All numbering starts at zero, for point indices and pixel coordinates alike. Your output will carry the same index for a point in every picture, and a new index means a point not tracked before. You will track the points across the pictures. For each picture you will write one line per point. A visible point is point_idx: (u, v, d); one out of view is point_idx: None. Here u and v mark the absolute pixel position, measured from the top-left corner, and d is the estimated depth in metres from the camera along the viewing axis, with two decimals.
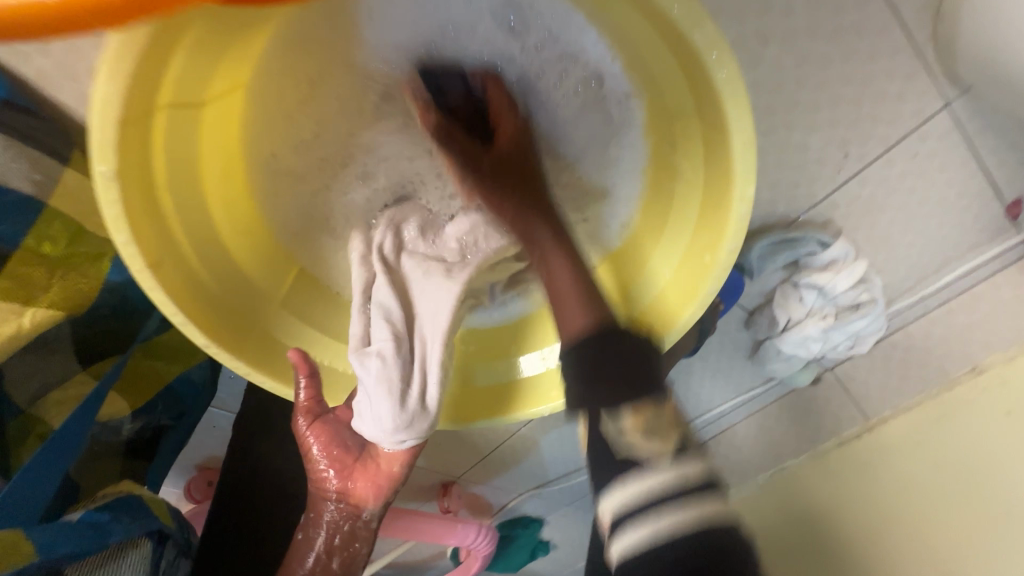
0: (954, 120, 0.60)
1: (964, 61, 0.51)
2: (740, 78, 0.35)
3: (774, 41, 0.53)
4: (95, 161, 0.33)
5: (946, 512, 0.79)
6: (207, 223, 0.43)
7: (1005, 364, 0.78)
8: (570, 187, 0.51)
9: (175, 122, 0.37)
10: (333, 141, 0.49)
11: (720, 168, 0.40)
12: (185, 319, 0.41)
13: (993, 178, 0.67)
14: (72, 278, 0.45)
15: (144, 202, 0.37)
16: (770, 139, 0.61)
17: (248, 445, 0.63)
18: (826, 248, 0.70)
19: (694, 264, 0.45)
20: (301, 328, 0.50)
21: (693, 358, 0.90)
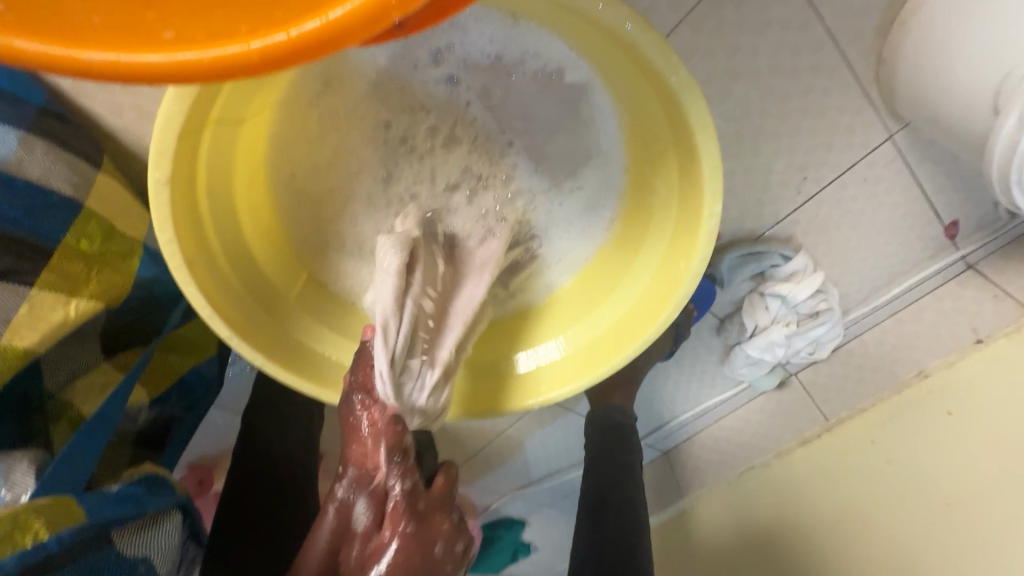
0: (896, 150, 0.68)
1: (901, 100, 0.59)
2: (708, 113, 0.41)
3: (741, 77, 0.60)
4: (152, 169, 0.37)
5: (894, 507, 0.84)
6: (235, 228, 0.48)
7: (947, 370, 0.85)
8: (553, 181, 0.55)
9: (220, 138, 0.42)
10: (341, 164, 0.53)
11: (693, 189, 0.46)
12: (213, 313, 0.45)
13: (933, 201, 0.75)
14: (108, 273, 0.49)
15: (188, 207, 0.41)
16: (738, 162, 0.68)
17: (252, 436, 0.67)
18: (788, 261, 0.78)
19: (670, 272, 0.51)
20: (313, 325, 0.55)
21: (669, 362, 0.97)
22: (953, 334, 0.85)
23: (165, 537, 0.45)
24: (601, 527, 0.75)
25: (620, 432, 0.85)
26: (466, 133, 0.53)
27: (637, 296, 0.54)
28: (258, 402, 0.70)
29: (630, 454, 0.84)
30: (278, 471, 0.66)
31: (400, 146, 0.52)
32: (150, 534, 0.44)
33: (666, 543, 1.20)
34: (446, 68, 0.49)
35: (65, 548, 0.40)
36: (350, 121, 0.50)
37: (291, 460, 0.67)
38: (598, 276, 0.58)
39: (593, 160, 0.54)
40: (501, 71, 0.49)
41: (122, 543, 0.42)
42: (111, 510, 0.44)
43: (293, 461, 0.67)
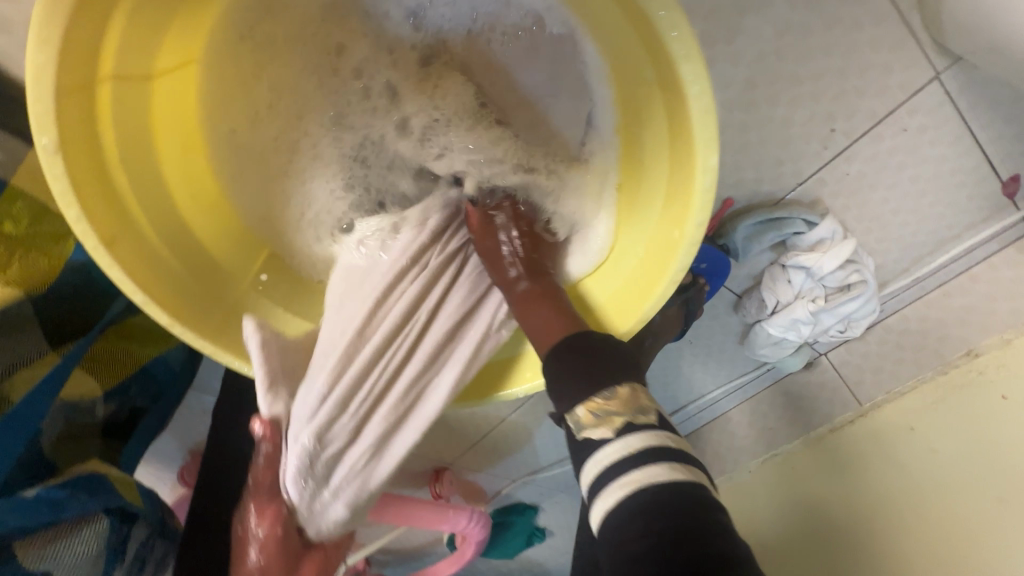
0: (944, 92, 0.58)
1: (950, 28, 0.49)
2: (693, 37, 0.34)
3: (751, 11, 0.51)
4: (35, 134, 0.32)
5: (937, 495, 0.76)
6: (166, 201, 0.43)
7: (1001, 349, 0.76)
8: (534, 124, 0.52)
9: (125, 95, 0.37)
10: (284, 122, 0.51)
11: (684, 135, 0.38)
12: (146, 297, 0.40)
13: (989, 153, 0.64)
14: (36, 257, 0.45)
15: (95, 177, 0.36)
16: (753, 114, 0.59)
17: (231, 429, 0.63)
18: (813, 227, 0.68)
19: (664, 240, 0.43)
20: (270, 309, 0.49)
21: (682, 343, 0.89)
22: (1010, 309, 0.75)
23: (82, 547, 0.44)
24: None
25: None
26: (427, 90, 0.54)
27: (622, 278, 0.47)
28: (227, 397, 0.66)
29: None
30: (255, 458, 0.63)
31: (357, 99, 0.53)
32: (61, 546, 0.44)
33: None
34: (420, 29, 0.52)
35: None
36: (302, 80, 0.51)
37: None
38: (588, 247, 0.51)
39: (564, 118, 0.50)
40: (463, 32, 0.51)
41: (28, 558, 0.42)
42: (15, 518, 0.42)
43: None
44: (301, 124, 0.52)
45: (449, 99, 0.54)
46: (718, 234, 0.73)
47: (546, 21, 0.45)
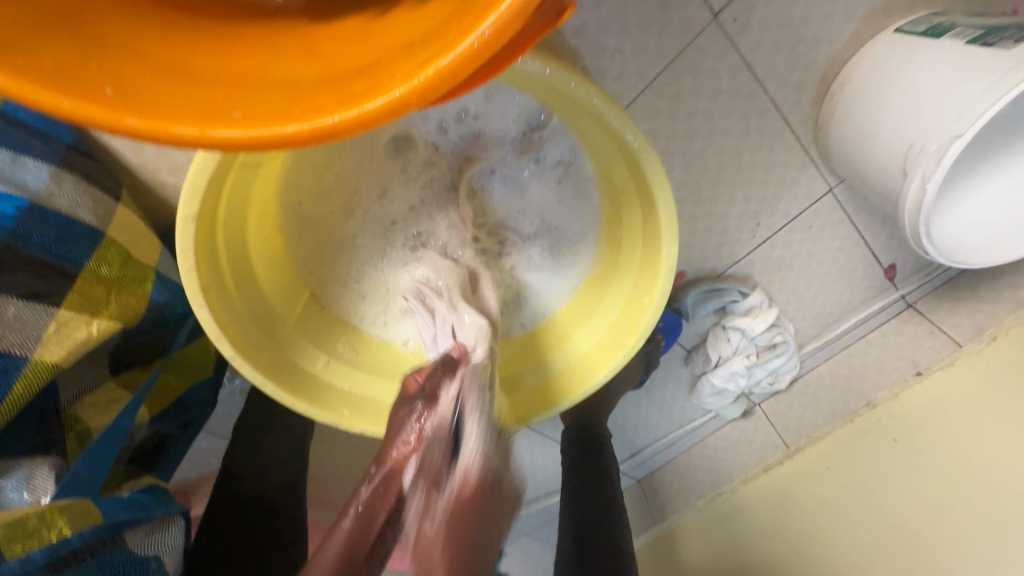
0: (837, 201, 0.77)
1: (836, 159, 0.67)
2: (664, 171, 0.48)
3: (698, 136, 0.69)
4: (183, 206, 0.42)
5: (842, 525, 0.90)
6: (245, 259, 0.53)
7: (892, 401, 0.93)
8: (545, 206, 0.60)
9: (238, 181, 0.47)
10: (348, 191, 0.58)
11: (654, 234, 0.53)
12: (220, 335, 0.50)
13: (873, 247, 0.84)
14: (124, 296, 0.53)
15: (205, 241, 0.46)
16: (699, 208, 0.76)
17: (262, 462, 0.73)
18: (746, 297, 0.85)
19: (636, 305, 0.57)
20: (309, 348, 0.60)
21: (640, 391, 1.02)
22: (897, 368, 0.93)
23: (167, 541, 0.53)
24: (587, 525, 0.76)
25: (597, 440, 0.87)
26: (446, 194, 0.61)
27: (604, 331, 0.61)
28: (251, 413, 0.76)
29: (606, 460, 0.86)
30: (275, 476, 0.73)
31: (405, 172, 0.59)
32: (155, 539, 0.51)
33: (653, 560, 1.19)
34: (452, 136, 0.58)
35: (87, 543, 0.46)
36: (362, 158, 0.57)
37: (286, 468, 0.74)
38: (583, 298, 0.64)
39: (566, 221, 0.61)
40: (494, 144, 0.57)
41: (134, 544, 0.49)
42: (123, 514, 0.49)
43: (285, 466, 0.74)
44: (364, 193, 0.59)
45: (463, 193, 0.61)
46: (673, 299, 0.88)
47: (567, 154, 0.56)
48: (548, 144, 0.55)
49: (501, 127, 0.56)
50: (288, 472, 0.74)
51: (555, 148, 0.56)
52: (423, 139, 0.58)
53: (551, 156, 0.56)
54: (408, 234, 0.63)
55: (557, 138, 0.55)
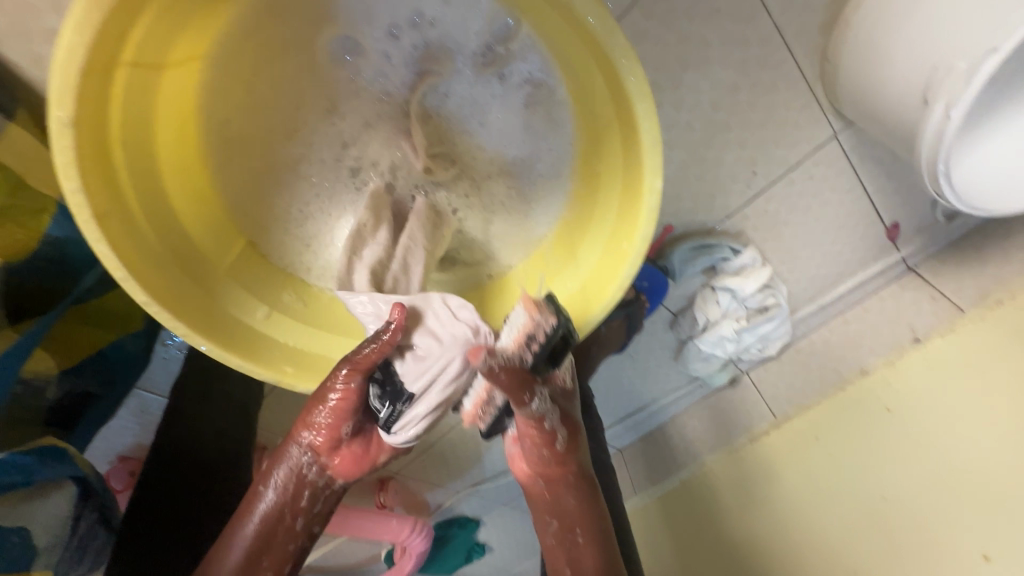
0: (841, 148, 0.70)
1: (844, 95, 0.59)
2: (647, 83, 0.40)
3: (691, 67, 0.61)
4: (53, 106, 0.34)
5: (834, 499, 0.87)
6: (158, 186, 0.45)
7: (889, 368, 0.87)
8: (510, 134, 0.54)
9: (135, 81, 0.40)
10: (283, 111, 0.51)
11: (635, 164, 0.45)
12: (127, 276, 0.42)
13: (876, 202, 0.78)
14: (11, 229, 0.45)
15: (96, 151, 0.39)
16: (690, 153, 0.69)
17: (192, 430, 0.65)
18: (737, 255, 0.79)
19: (615, 252, 0.50)
20: (244, 297, 0.52)
21: (623, 357, 0.97)
22: (894, 334, 0.88)
23: (53, 509, 0.46)
24: None
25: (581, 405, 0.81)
26: (400, 122, 0.54)
27: (578, 285, 0.53)
28: (191, 375, 0.68)
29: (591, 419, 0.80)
30: (213, 452, 0.65)
31: (349, 91, 0.52)
32: (31, 508, 0.44)
33: (642, 527, 1.17)
34: (404, 46, 0.50)
35: None
36: (300, 72, 0.50)
37: (225, 439, 0.67)
38: (557, 246, 0.56)
39: (537, 155, 0.54)
40: (449, 56, 0.50)
41: (3, 510, 0.42)
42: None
43: (224, 438, 0.67)
44: (303, 115, 0.52)
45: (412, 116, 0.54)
46: (659, 256, 0.81)
47: (537, 71, 0.49)
48: (514, 59, 0.48)
49: (461, 37, 0.48)
50: (228, 446, 0.67)
51: (523, 65, 0.48)
52: (371, 48, 0.50)
53: (518, 74, 0.49)
54: (354, 164, 0.56)
55: (527, 54, 0.48)
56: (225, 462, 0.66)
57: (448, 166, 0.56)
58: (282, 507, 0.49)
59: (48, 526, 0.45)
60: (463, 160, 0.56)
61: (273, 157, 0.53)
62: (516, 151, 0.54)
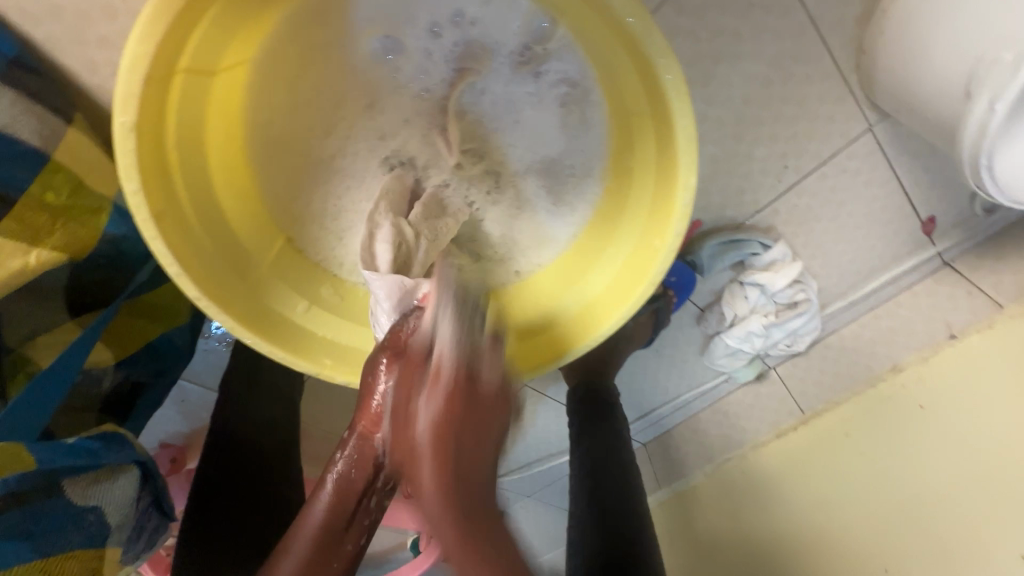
0: (876, 141, 0.69)
1: (881, 88, 0.59)
2: (684, 82, 0.41)
3: (723, 61, 0.60)
4: (117, 113, 0.37)
5: (862, 496, 0.86)
6: (208, 187, 0.47)
7: (920, 364, 0.87)
8: (544, 130, 0.54)
9: (190, 87, 0.42)
10: (323, 109, 0.52)
11: (669, 162, 0.46)
12: (179, 271, 0.44)
13: (911, 196, 0.76)
14: (72, 226, 0.48)
15: (153, 155, 0.41)
16: (721, 148, 0.68)
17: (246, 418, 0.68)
18: (768, 249, 0.78)
19: (646, 248, 0.51)
20: (284, 291, 0.54)
21: (648, 351, 0.97)
22: (928, 330, 0.87)
23: (118, 492, 0.49)
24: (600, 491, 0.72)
25: (603, 403, 0.81)
26: (435, 118, 0.54)
27: (609, 281, 0.54)
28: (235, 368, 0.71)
29: (615, 419, 0.80)
30: (265, 436, 0.69)
31: (390, 87, 0.52)
32: (99, 489, 0.47)
33: (665, 526, 1.16)
34: (445, 43, 0.50)
35: (21, 490, 0.42)
36: (339, 71, 0.51)
37: (274, 427, 0.70)
38: (591, 240, 0.56)
39: (569, 151, 0.54)
40: (488, 55, 0.50)
41: (74, 493, 0.46)
42: (65, 459, 0.46)
43: (276, 425, 0.71)
44: (342, 111, 0.53)
45: (443, 113, 0.54)
46: (686, 251, 0.81)
47: (573, 71, 0.49)
48: (551, 58, 0.49)
49: (497, 35, 0.49)
50: (280, 430, 0.70)
51: (560, 64, 0.49)
52: (412, 46, 0.50)
53: (553, 73, 0.50)
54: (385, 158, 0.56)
55: (564, 50, 0.48)
56: (281, 445, 0.70)
57: (475, 162, 0.57)
58: (334, 531, 0.48)
59: (113, 507, 0.48)
60: (493, 156, 0.56)
61: (311, 155, 0.54)
62: (550, 146, 0.54)
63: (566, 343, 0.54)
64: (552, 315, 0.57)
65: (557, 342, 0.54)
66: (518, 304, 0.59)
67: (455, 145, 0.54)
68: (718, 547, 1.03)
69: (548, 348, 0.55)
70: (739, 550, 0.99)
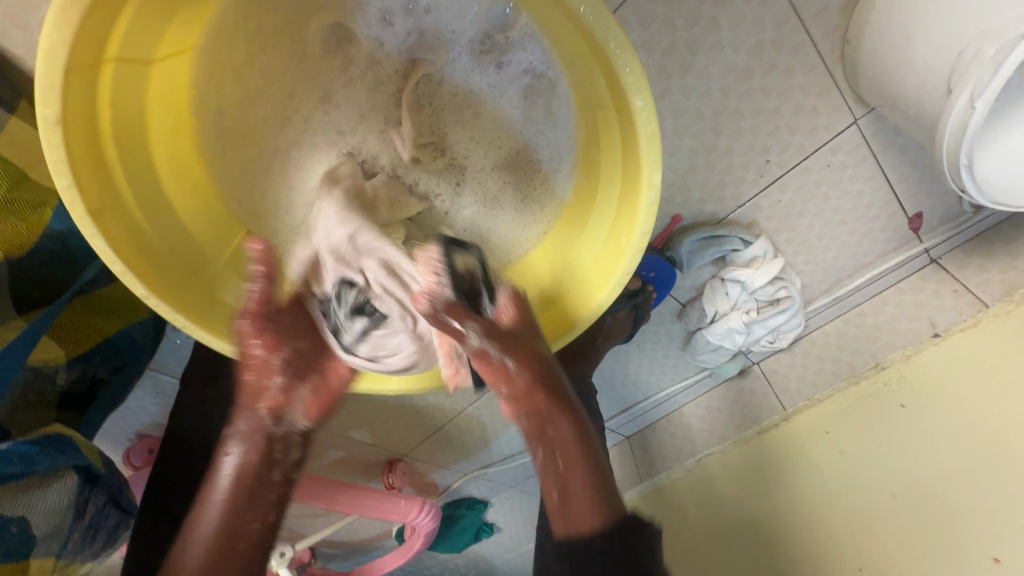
0: (861, 136, 0.67)
1: (864, 81, 0.56)
2: (643, 74, 0.39)
3: (701, 51, 0.58)
4: (39, 105, 0.35)
5: (838, 493, 0.86)
6: (154, 181, 0.45)
7: (904, 363, 0.85)
8: (505, 123, 0.52)
9: (124, 76, 0.40)
10: (276, 98, 0.51)
11: (632, 157, 0.44)
12: (124, 269, 0.42)
13: (898, 192, 0.74)
14: (13, 222, 0.46)
15: (87, 150, 0.39)
16: (700, 141, 0.66)
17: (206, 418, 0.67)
18: (748, 246, 0.76)
19: (614, 247, 0.49)
20: (243, 288, 0.52)
21: (630, 346, 0.95)
22: (912, 328, 0.85)
23: (53, 499, 0.47)
24: None
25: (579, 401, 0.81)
26: (390, 111, 0.53)
27: (575, 279, 0.53)
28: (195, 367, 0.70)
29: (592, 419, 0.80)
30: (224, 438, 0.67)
31: (342, 79, 0.51)
32: (32, 497, 0.46)
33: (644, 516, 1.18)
34: (398, 31, 0.49)
35: None
36: (291, 59, 0.49)
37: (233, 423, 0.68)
38: (557, 236, 0.55)
39: (531, 144, 0.53)
40: (445, 46, 0.49)
41: (3, 504, 0.44)
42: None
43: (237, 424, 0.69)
44: (296, 102, 0.51)
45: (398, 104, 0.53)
46: (666, 247, 0.79)
47: (537, 62, 0.47)
48: (514, 48, 0.47)
49: (454, 25, 0.48)
50: None
51: (524, 54, 0.47)
52: (364, 34, 0.49)
53: (517, 64, 0.48)
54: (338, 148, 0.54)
55: (525, 40, 0.46)
56: None
57: (436, 156, 0.55)
58: (240, 509, 0.49)
59: (48, 515, 0.47)
60: (451, 152, 0.55)
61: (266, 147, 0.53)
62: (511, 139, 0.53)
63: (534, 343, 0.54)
64: None
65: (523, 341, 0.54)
66: None
67: (408, 140, 0.52)
68: (699, 539, 1.04)
69: None
70: (717, 543, 1.01)
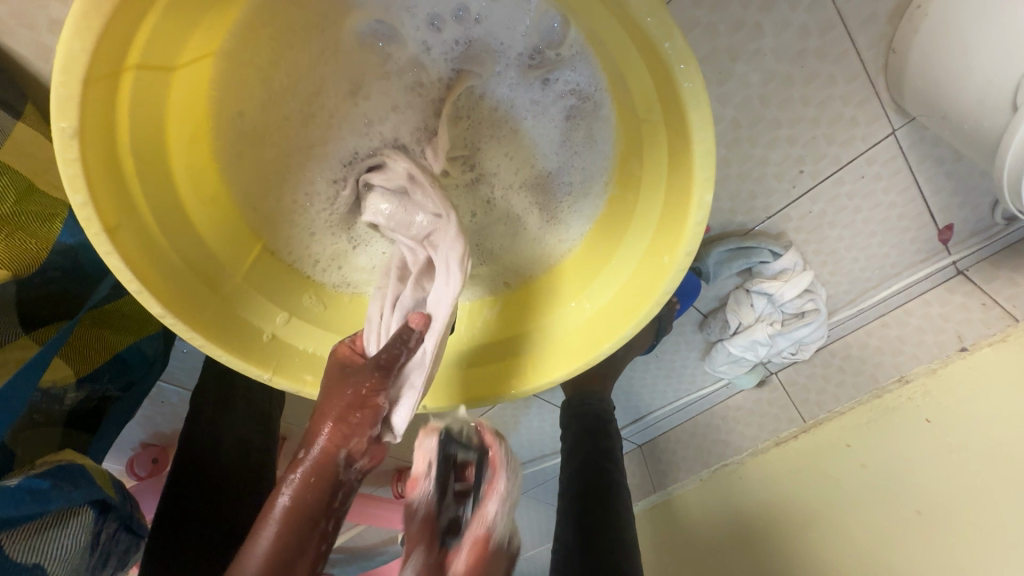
0: (898, 146, 0.65)
1: (910, 92, 0.54)
2: (704, 89, 0.36)
3: (742, 58, 0.55)
4: (56, 118, 0.33)
5: (858, 508, 0.83)
6: (172, 194, 0.43)
7: (929, 377, 0.83)
8: (546, 135, 0.49)
9: (144, 86, 0.38)
10: (301, 98, 0.46)
11: (682, 174, 0.41)
12: (141, 289, 0.40)
13: (931, 204, 0.72)
14: (21, 238, 0.43)
15: (104, 163, 0.37)
16: (734, 151, 0.64)
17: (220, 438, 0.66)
18: (777, 258, 0.74)
19: (654, 264, 0.47)
20: (262, 303, 0.50)
21: (648, 356, 0.94)
22: (939, 341, 0.83)
23: (68, 538, 0.45)
24: (591, 516, 0.70)
25: (598, 420, 0.79)
26: (427, 119, 0.50)
27: (612, 295, 0.51)
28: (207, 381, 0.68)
29: (611, 438, 0.78)
30: (234, 460, 0.65)
31: (378, 73, 0.47)
32: (47, 539, 0.43)
33: (655, 528, 1.16)
34: (445, 39, 0.45)
35: None
36: (319, 57, 0.45)
37: (249, 450, 0.67)
38: (591, 250, 0.53)
39: (570, 157, 0.50)
40: (491, 57, 0.46)
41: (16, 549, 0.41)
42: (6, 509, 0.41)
43: (247, 446, 0.67)
44: (321, 99, 0.47)
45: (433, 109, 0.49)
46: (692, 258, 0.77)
47: (584, 83, 0.45)
48: (563, 67, 0.45)
49: (504, 35, 0.44)
50: (253, 452, 0.67)
51: (570, 74, 0.45)
52: (409, 36, 0.45)
53: (563, 83, 0.46)
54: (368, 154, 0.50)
55: (574, 48, 0.43)
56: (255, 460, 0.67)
57: (464, 170, 0.52)
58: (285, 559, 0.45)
59: (63, 556, 0.44)
60: (483, 165, 0.52)
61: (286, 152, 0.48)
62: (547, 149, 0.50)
63: (568, 360, 0.52)
64: (551, 329, 0.54)
65: (557, 358, 0.52)
66: (518, 314, 0.56)
67: (441, 153, 0.49)
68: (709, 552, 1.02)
69: (547, 367, 0.52)
70: (726, 556, 0.99)
